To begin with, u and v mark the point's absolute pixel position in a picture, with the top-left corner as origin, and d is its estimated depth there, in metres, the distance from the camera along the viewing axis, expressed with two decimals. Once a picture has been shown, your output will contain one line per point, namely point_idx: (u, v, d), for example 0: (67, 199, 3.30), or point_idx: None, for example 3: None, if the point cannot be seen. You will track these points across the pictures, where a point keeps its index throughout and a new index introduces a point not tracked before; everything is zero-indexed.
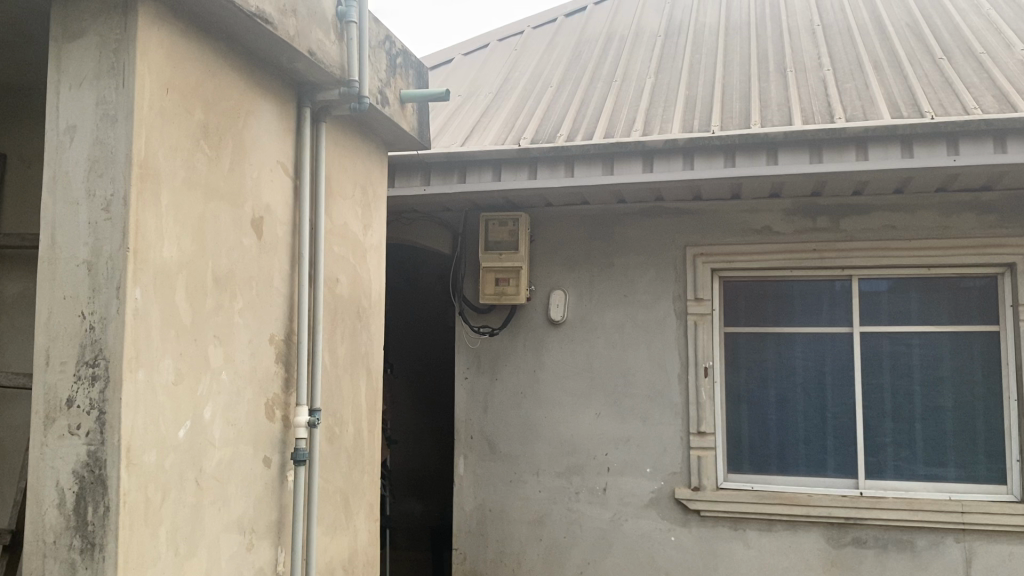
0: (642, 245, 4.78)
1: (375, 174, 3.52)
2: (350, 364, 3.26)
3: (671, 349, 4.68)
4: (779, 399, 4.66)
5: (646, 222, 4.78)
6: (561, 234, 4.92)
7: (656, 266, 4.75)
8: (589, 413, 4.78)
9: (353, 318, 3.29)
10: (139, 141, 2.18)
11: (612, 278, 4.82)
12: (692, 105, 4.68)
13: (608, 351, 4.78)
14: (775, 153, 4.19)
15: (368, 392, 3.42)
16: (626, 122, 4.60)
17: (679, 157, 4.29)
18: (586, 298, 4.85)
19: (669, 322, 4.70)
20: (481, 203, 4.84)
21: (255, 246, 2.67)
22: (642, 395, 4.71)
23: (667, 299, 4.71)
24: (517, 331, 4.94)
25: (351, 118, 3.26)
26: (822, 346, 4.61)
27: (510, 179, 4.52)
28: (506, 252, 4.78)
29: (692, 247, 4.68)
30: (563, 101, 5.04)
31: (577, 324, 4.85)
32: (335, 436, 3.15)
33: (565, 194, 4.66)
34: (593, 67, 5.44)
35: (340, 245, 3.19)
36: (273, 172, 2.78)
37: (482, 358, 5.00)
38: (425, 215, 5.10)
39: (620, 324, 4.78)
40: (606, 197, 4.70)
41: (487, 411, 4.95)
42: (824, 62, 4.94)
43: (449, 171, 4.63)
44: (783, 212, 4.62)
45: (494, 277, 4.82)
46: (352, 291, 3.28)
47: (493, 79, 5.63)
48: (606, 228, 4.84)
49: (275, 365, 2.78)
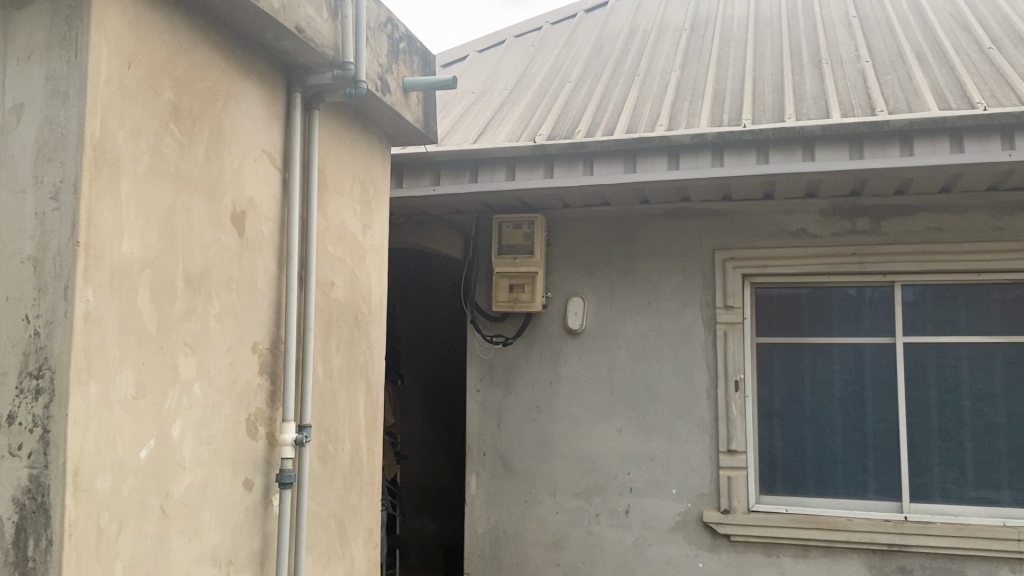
0: (667, 249, 4.47)
1: (377, 168, 3.24)
2: (347, 375, 2.98)
3: (699, 361, 4.36)
4: (815, 415, 4.32)
5: (671, 225, 4.47)
6: (580, 237, 4.62)
7: (682, 271, 4.44)
8: (610, 429, 4.46)
9: (351, 325, 3.01)
10: (94, 120, 1.91)
11: (635, 284, 4.51)
12: (720, 99, 4.37)
13: (631, 362, 4.47)
14: (811, 149, 3.88)
15: (367, 406, 3.13)
16: (649, 117, 4.31)
17: (707, 154, 3.99)
18: (607, 305, 4.54)
19: (696, 331, 4.38)
20: (494, 204, 4.56)
21: (235, 243, 2.39)
22: (668, 410, 4.38)
23: (694, 307, 4.40)
24: (532, 341, 4.64)
25: (348, 106, 2.98)
26: (862, 358, 4.27)
27: (525, 178, 4.24)
28: (521, 256, 4.50)
29: (721, 251, 4.37)
30: (582, 96, 4.75)
31: (597, 333, 4.54)
32: (329, 456, 2.86)
33: (584, 195, 4.37)
34: (614, 62, 5.15)
35: (335, 244, 2.91)
36: (257, 163, 2.50)
37: (496, 369, 4.70)
38: (435, 217, 4.82)
39: (644, 334, 4.47)
40: (628, 197, 4.40)
41: (501, 426, 4.65)
42: (862, 53, 4.61)
43: (460, 170, 4.35)
44: (819, 213, 4.29)
45: (508, 283, 4.54)
46: (349, 296, 3.00)
47: (509, 75, 5.34)
48: (627, 231, 4.54)
49: (258, 376, 2.49)
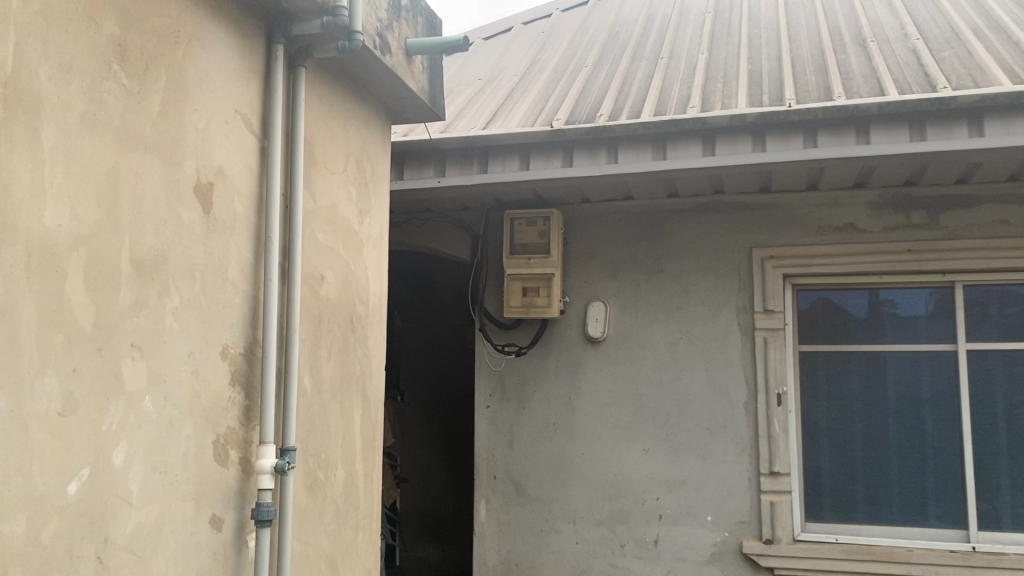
0: (698, 248, 4.01)
1: (375, 147, 2.78)
2: (340, 388, 2.50)
3: (735, 372, 3.89)
4: (867, 432, 3.85)
5: (702, 220, 4.02)
6: (600, 235, 4.16)
7: (715, 272, 3.98)
8: (636, 449, 3.99)
9: (345, 329, 2.54)
10: (4, 47, 1.45)
11: (662, 287, 4.05)
12: (756, 80, 3.93)
13: (658, 375, 4.00)
14: (865, 131, 3.43)
15: (364, 425, 2.65)
16: (679, 100, 3.86)
17: (747, 138, 3.55)
18: (631, 311, 4.08)
19: (731, 339, 3.92)
20: (505, 198, 4.10)
21: (200, 222, 1.92)
22: (701, 428, 3.91)
23: (729, 312, 3.94)
24: (548, 351, 4.17)
25: (341, 69, 2.52)
26: (919, 368, 3.81)
27: (541, 168, 3.78)
28: (536, 256, 4.05)
29: (758, 249, 3.92)
30: (601, 81, 4.31)
31: (620, 342, 4.08)
32: (318, 485, 2.38)
33: (606, 186, 3.91)
34: (634, 46, 4.71)
35: (326, 231, 2.44)
36: (229, 125, 2.04)
37: (507, 383, 4.22)
38: (439, 215, 4.36)
39: (673, 343, 4.00)
40: (655, 189, 3.95)
41: (514, 446, 4.17)
42: (910, 31, 4.18)
43: (467, 159, 3.90)
44: (869, 206, 3.84)
45: (521, 286, 4.08)
46: (342, 294, 2.53)
47: (518, 62, 4.89)
48: (653, 228, 4.08)
49: (230, 388, 2.01)
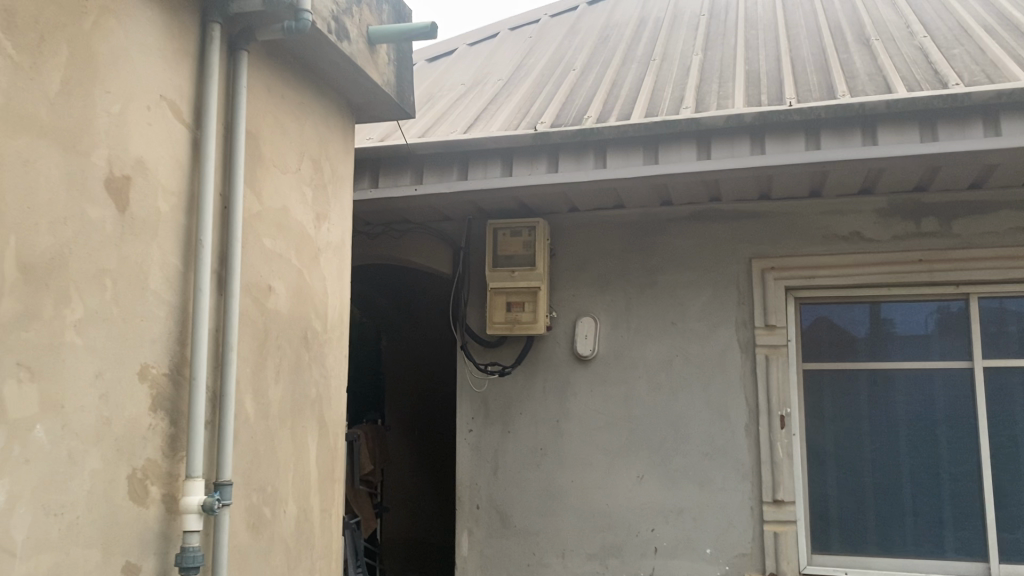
0: (694, 259, 3.75)
1: (337, 146, 2.52)
2: (291, 412, 2.23)
3: (735, 392, 3.62)
4: (878, 456, 3.57)
5: (698, 229, 3.76)
6: (589, 247, 3.90)
7: (712, 285, 3.72)
8: (629, 476, 3.70)
9: (297, 346, 2.27)
10: None
11: (656, 301, 3.78)
12: (754, 80, 3.68)
13: (652, 396, 3.73)
14: (872, 131, 3.18)
15: (321, 454, 2.37)
16: (672, 101, 3.61)
17: (746, 140, 3.29)
18: (623, 327, 3.81)
19: (730, 357, 3.65)
20: (487, 207, 3.84)
21: (111, 221, 1.66)
22: (699, 453, 3.63)
23: (728, 327, 3.67)
24: (534, 370, 3.89)
25: (293, 57, 2.26)
26: (933, 387, 3.53)
27: (524, 174, 3.53)
28: (520, 269, 3.79)
29: (758, 260, 3.66)
30: (589, 84, 4.06)
31: (611, 361, 3.81)
32: (264, 523, 2.10)
33: (595, 194, 3.65)
34: (624, 49, 4.46)
35: (274, 237, 2.18)
36: (151, 112, 1.78)
37: (491, 405, 3.94)
38: (418, 226, 4.10)
39: (668, 361, 3.73)
40: (648, 196, 3.69)
41: (498, 473, 3.88)
42: (916, 29, 3.94)
43: (446, 165, 3.64)
44: (876, 213, 3.58)
45: (505, 301, 3.82)
46: (294, 307, 2.27)
47: (503, 66, 4.65)
48: (646, 238, 3.82)
49: (150, 415, 1.74)
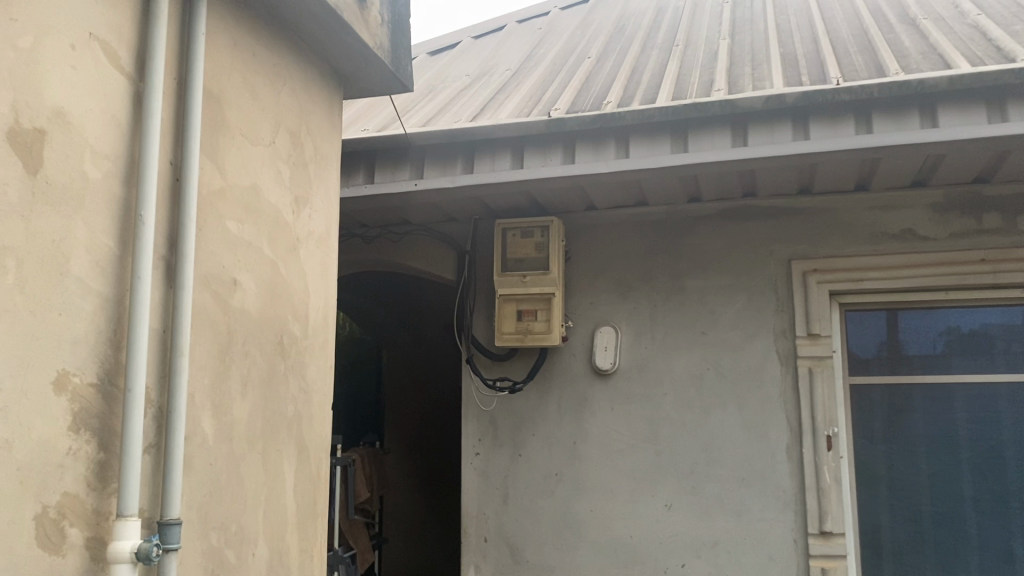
0: (725, 261, 3.37)
1: (322, 120, 2.15)
2: (261, 434, 1.84)
3: (775, 410, 3.22)
4: (937, 480, 3.15)
5: (729, 228, 3.38)
6: (608, 249, 3.52)
7: (746, 290, 3.34)
8: (656, 505, 3.30)
9: (270, 353, 1.88)
10: None
11: (684, 308, 3.40)
12: (791, 62, 3.32)
13: (681, 415, 3.33)
14: (931, 112, 2.80)
15: (299, 483, 1.98)
16: (700, 85, 3.24)
17: (787, 125, 2.92)
18: (647, 337, 3.43)
19: (769, 370, 3.26)
20: (495, 205, 3.47)
21: (18, 184, 1.28)
22: (735, 478, 3.23)
23: (765, 337, 3.28)
24: (548, 386, 3.50)
25: (266, 8, 1.90)
26: (998, 402, 3.13)
27: (536, 165, 3.15)
28: (532, 274, 3.40)
29: (798, 262, 3.28)
30: (606, 71, 3.70)
31: (634, 375, 3.42)
32: (225, 570, 1.71)
33: (615, 188, 3.28)
34: (643, 37, 4.10)
35: (240, 221, 1.80)
36: (76, 52, 1.40)
37: (500, 426, 3.54)
38: (418, 227, 3.72)
39: (698, 376, 3.34)
40: (674, 191, 3.32)
41: (509, 502, 3.48)
42: (967, 7, 3.57)
43: (449, 157, 3.27)
44: (932, 208, 3.20)
45: (515, 309, 3.44)
46: (265, 307, 1.89)
47: (511, 58, 4.29)
48: (671, 239, 3.45)
49: (70, 436, 1.34)
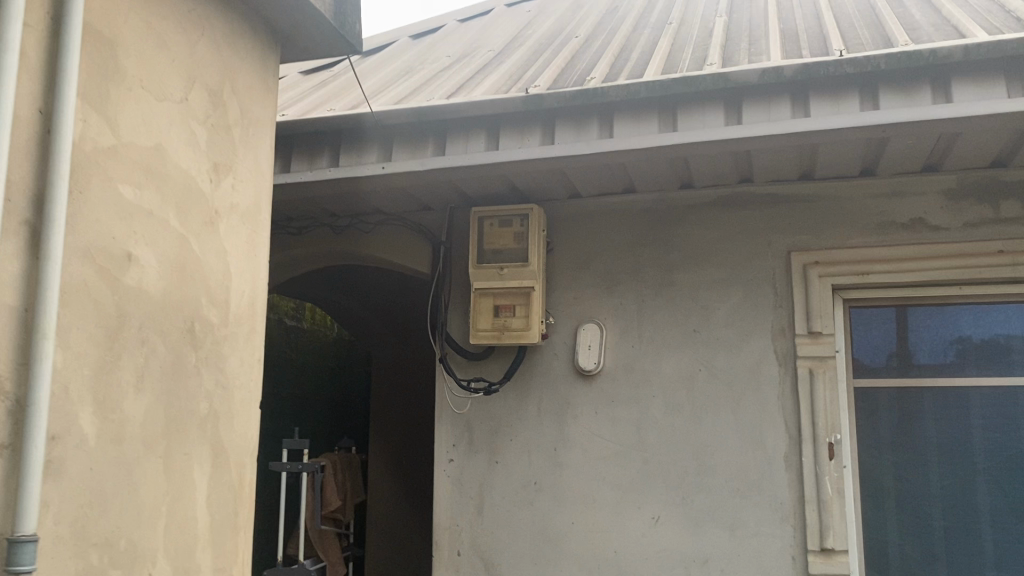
0: (719, 253, 3.11)
1: (251, 80, 1.90)
2: (162, 435, 1.58)
3: (772, 414, 2.95)
4: (951, 494, 2.86)
5: (724, 217, 3.12)
6: (593, 240, 3.26)
7: (742, 284, 3.07)
8: (642, 518, 3.03)
9: (176, 342, 1.63)
10: None
11: (674, 304, 3.13)
12: (792, 37, 3.06)
13: (670, 419, 3.06)
14: (945, 86, 2.53)
15: (215, 491, 1.72)
16: (692, 61, 2.99)
17: (785, 101, 2.66)
18: (633, 336, 3.16)
19: (765, 371, 2.99)
20: (471, 192, 3.21)
21: None
22: (728, 489, 2.96)
23: (762, 335, 3.01)
24: (527, 388, 3.24)
25: None
26: (1017, 407, 2.84)
27: (512, 146, 2.90)
28: (509, 266, 3.14)
29: (798, 253, 3.01)
30: (593, 50, 3.44)
31: (620, 377, 3.15)
32: None
33: (599, 172, 3.02)
34: (635, 17, 3.85)
35: (137, 187, 1.55)
36: None
37: (475, 431, 3.27)
38: (391, 217, 3.46)
39: (689, 377, 3.07)
40: (664, 177, 3.05)
41: (484, 513, 3.21)
42: None
43: (420, 137, 3.01)
44: (944, 195, 2.93)
45: (491, 304, 3.17)
46: (172, 288, 1.63)
47: (495, 40, 4.04)
48: (661, 229, 3.18)
49: None
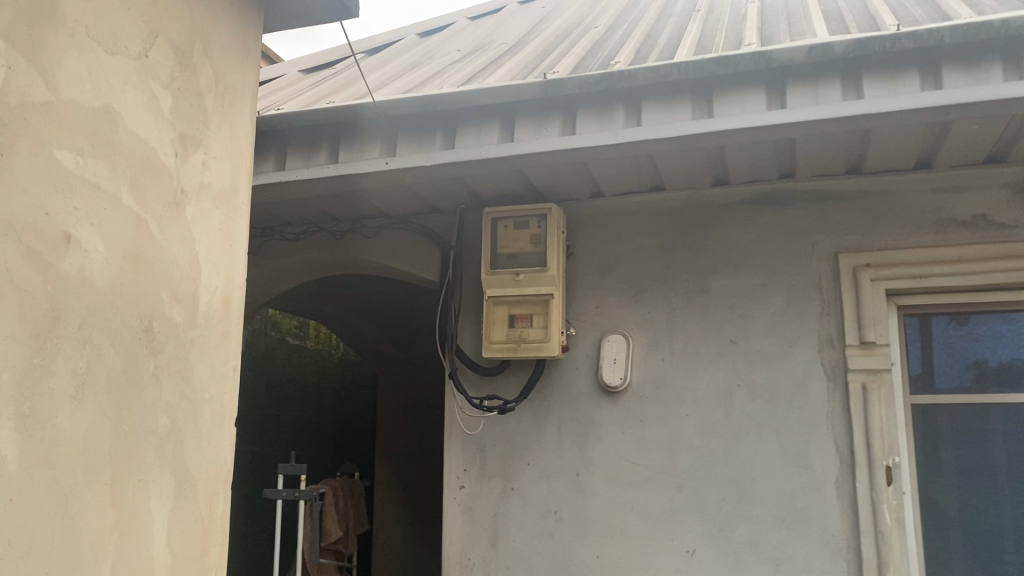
0: (758, 256, 2.82)
1: (226, 40, 1.63)
2: (111, 457, 1.29)
3: (821, 435, 2.64)
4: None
5: (762, 217, 2.83)
6: (617, 243, 2.97)
7: (783, 290, 2.77)
8: (676, 552, 2.71)
9: (128, 344, 1.34)
10: None
11: (709, 313, 2.83)
12: (836, 17, 2.79)
13: (706, 441, 2.75)
14: (1018, 61, 2.24)
15: (179, 525, 1.42)
16: (727, 43, 2.72)
17: (835, 83, 2.38)
18: (663, 348, 2.86)
19: (812, 386, 2.68)
20: (483, 191, 2.93)
21: None
22: (772, 520, 2.64)
23: (807, 346, 2.71)
24: (546, 406, 2.93)
25: None
26: None
27: (529, 138, 2.62)
28: (526, 272, 2.84)
29: (846, 255, 2.71)
30: (616, 38, 3.18)
31: (649, 394, 2.84)
32: None
33: (625, 166, 2.73)
34: (661, 7, 3.59)
35: (78, 154, 1.27)
36: None
37: (489, 454, 2.96)
38: (396, 221, 3.18)
39: (726, 394, 2.76)
40: (697, 172, 2.77)
41: (499, 546, 2.89)
42: None
43: (427, 130, 2.74)
44: (1011, 188, 2.62)
45: (507, 314, 2.87)
46: (126, 278, 1.34)
47: (509, 34, 3.78)
48: (693, 230, 2.89)
49: None
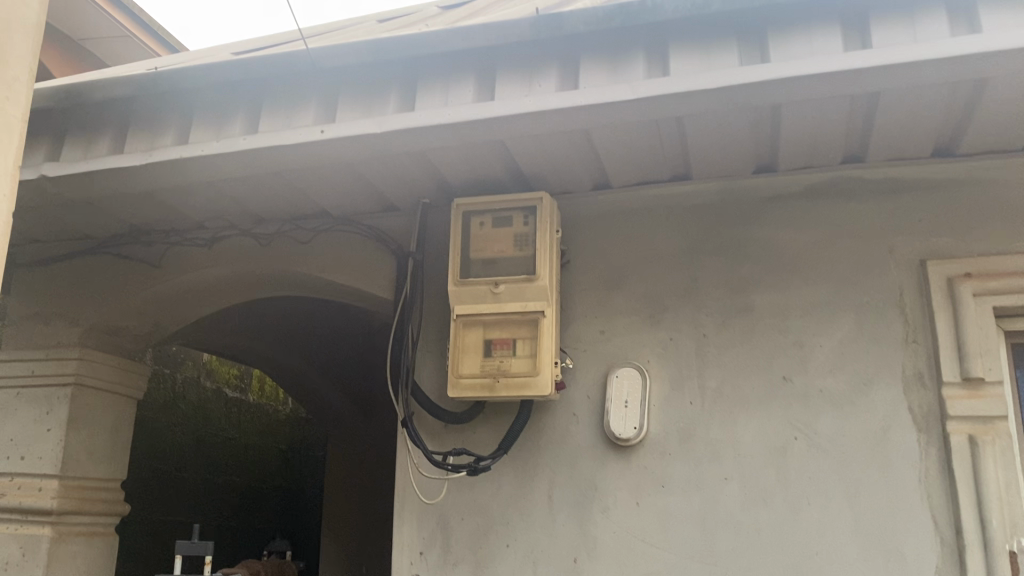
0: (815, 265, 2.13)
1: None
2: None
3: (913, 507, 1.91)
4: None
5: (820, 214, 2.15)
6: (628, 248, 2.28)
7: (851, 309, 2.07)
8: None
9: None
10: None
11: (750, 340, 2.12)
12: None
13: (752, 514, 2.01)
14: None
15: None
16: None
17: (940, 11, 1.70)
18: (691, 386, 2.14)
19: (898, 440, 1.96)
20: (453, 175, 2.23)
21: None
22: None
23: (888, 385, 2.00)
24: (533, 463, 2.19)
25: None
26: None
27: (514, 95, 1.92)
28: (507, 282, 2.11)
29: (937, 262, 2.02)
30: None
31: (672, 448, 2.10)
32: None
33: (641, 139, 2.04)
34: None
35: None
36: None
37: (455, 529, 2.20)
38: (339, 222, 2.48)
39: (779, 450, 2.03)
40: (736, 151, 2.08)
41: None
42: None
43: (377, 89, 2.04)
44: None
45: (482, 340, 2.13)
46: None
47: None
48: (728, 230, 2.20)
49: None
